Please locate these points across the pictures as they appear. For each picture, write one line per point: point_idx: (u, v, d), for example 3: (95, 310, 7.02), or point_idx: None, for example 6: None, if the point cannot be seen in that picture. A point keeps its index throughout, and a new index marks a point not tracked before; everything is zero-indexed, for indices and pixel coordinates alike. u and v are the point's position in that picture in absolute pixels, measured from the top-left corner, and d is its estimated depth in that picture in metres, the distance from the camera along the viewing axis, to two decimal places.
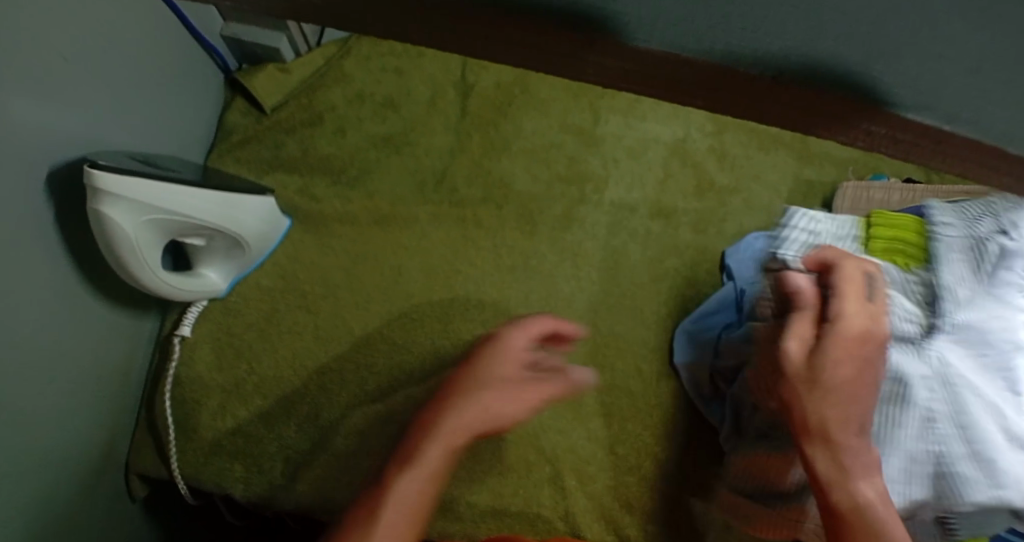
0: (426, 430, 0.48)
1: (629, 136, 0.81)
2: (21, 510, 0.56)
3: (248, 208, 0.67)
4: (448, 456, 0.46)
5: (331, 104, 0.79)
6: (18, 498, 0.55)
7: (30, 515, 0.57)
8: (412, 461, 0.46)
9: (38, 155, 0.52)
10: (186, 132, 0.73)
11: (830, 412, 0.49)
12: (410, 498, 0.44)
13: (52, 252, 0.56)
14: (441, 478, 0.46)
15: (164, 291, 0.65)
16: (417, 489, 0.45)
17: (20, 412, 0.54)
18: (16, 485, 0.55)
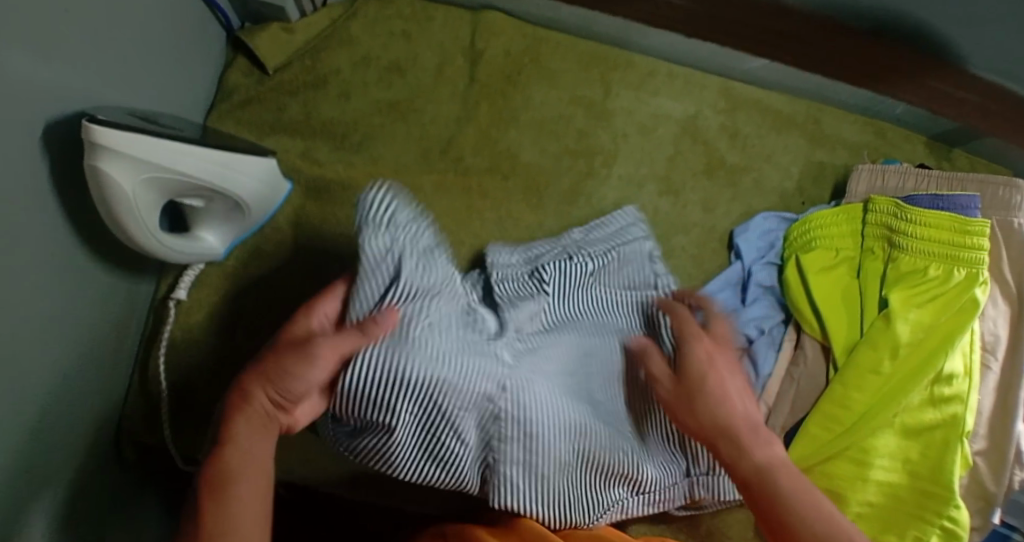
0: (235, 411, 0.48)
1: (639, 111, 0.79)
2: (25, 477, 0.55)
3: (248, 169, 0.65)
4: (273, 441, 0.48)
5: (335, 67, 0.76)
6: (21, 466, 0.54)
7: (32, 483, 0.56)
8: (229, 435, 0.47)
9: (37, 114, 0.50)
10: (185, 91, 0.70)
11: (723, 409, 0.54)
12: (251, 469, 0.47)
13: (52, 214, 0.54)
14: (269, 467, 0.48)
15: (161, 253, 0.63)
16: (252, 466, 0.47)
17: (22, 381, 0.53)
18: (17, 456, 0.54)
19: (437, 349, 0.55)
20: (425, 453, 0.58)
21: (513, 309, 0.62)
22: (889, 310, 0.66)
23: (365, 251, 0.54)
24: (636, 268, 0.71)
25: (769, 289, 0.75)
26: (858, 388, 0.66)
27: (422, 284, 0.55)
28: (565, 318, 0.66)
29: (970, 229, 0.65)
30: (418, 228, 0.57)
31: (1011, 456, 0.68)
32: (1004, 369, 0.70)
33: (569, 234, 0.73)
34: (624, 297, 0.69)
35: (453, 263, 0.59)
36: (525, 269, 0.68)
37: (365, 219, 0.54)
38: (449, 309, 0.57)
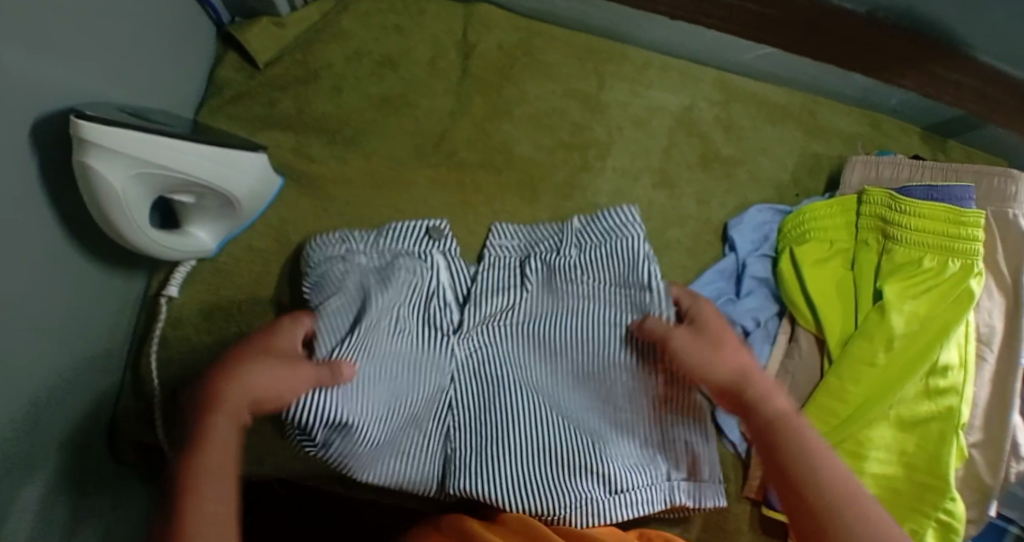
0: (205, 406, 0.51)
1: (634, 104, 0.79)
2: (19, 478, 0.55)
3: (238, 165, 0.64)
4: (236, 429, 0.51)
5: (327, 61, 0.76)
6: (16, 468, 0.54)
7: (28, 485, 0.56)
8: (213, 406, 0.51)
9: (24, 113, 0.50)
10: (176, 87, 0.70)
11: (746, 364, 0.59)
12: (226, 433, 0.50)
13: (42, 213, 0.54)
14: (235, 444, 0.50)
15: (151, 250, 0.62)
16: (227, 424, 0.50)
17: (16, 382, 0.53)
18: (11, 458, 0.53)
19: (379, 350, 0.63)
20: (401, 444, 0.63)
21: (478, 301, 0.67)
22: (884, 302, 0.66)
23: (323, 271, 0.66)
24: (631, 262, 0.66)
25: (762, 280, 0.74)
26: (854, 380, 0.66)
27: (382, 294, 0.64)
28: (535, 314, 0.66)
29: (965, 220, 0.65)
30: (380, 246, 0.68)
31: (1007, 448, 0.68)
32: (1000, 361, 0.70)
33: (567, 225, 0.70)
34: (613, 293, 0.66)
35: (413, 268, 0.67)
36: (515, 260, 0.69)
37: (311, 267, 0.66)
38: (404, 308, 0.65)
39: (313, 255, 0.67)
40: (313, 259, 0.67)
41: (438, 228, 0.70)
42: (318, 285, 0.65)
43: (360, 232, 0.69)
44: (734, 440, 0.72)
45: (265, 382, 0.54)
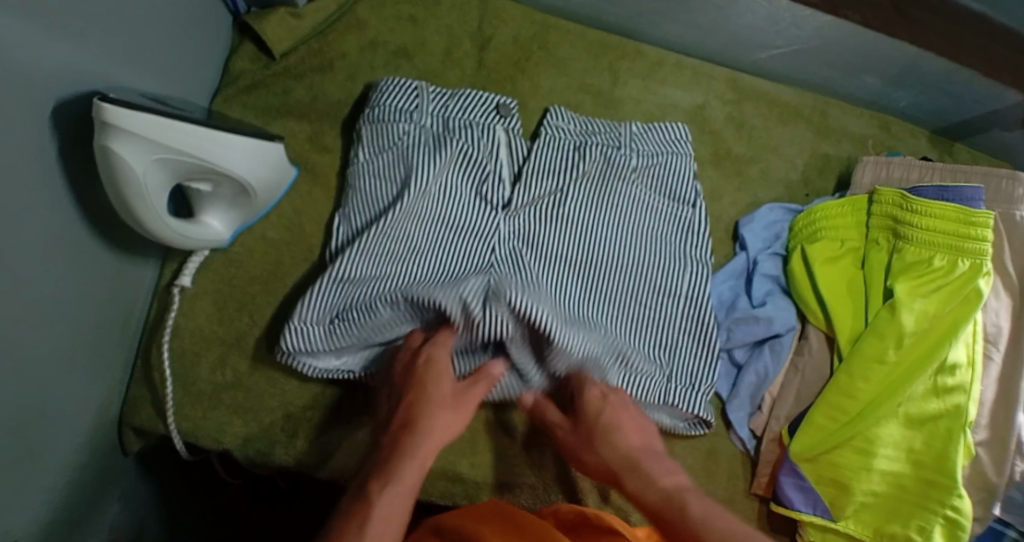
0: (378, 469, 0.49)
1: (647, 100, 0.79)
2: (29, 462, 0.54)
3: (257, 155, 0.64)
4: (422, 475, 0.50)
5: (343, 51, 0.76)
6: (25, 451, 0.54)
7: (37, 469, 0.56)
8: (390, 478, 0.48)
9: (42, 92, 0.49)
10: (191, 74, 0.69)
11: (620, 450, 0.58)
12: (393, 508, 0.46)
13: (58, 195, 0.54)
14: (415, 492, 0.48)
15: (168, 238, 0.62)
16: (397, 500, 0.47)
17: (26, 364, 0.53)
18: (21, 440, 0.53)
19: (427, 180, 0.67)
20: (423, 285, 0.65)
21: (531, 180, 0.70)
22: (895, 300, 0.66)
23: (386, 131, 0.69)
24: (677, 178, 0.74)
25: (775, 279, 0.74)
26: (864, 377, 0.66)
27: (434, 151, 0.69)
28: (589, 204, 0.70)
29: (974, 221, 0.66)
30: (442, 113, 0.72)
31: (1012, 446, 0.69)
32: (1005, 360, 0.71)
33: (626, 126, 0.75)
34: (661, 204, 0.72)
35: (475, 139, 0.71)
36: (572, 143, 0.72)
37: (379, 110, 0.70)
38: (455, 169, 0.69)
39: (383, 99, 0.70)
40: (380, 99, 0.70)
41: (507, 104, 0.74)
42: (372, 139, 0.69)
43: (432, 86, 0.73)
44: (744, 436, 0.71)
45: (442, 431, 0.54)
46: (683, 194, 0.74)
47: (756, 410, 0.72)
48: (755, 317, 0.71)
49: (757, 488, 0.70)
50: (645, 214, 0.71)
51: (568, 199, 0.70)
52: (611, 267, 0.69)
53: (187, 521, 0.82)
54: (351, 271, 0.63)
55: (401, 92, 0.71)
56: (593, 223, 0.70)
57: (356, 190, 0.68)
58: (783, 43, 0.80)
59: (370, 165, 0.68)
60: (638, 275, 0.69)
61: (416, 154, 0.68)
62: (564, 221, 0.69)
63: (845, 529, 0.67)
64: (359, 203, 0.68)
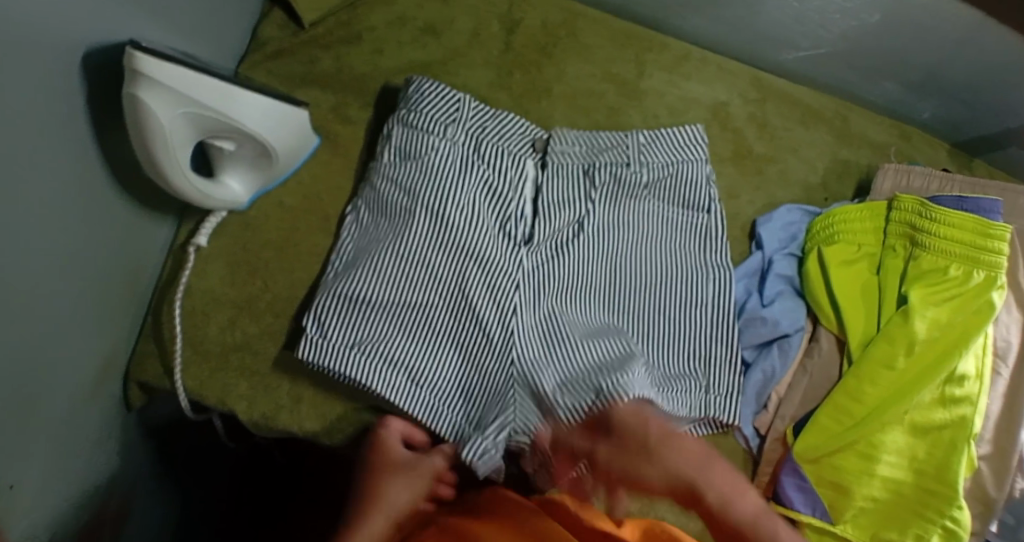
0: None
1: (671, 94, 0.79)
2: (40, 406, 0.55)
3: (278, 117, 0.64)
4: None
5: (371, 23, 0.76)
6: (37, 395, 0.54)
7: (47, 414, 0.56)
8: None
9: (78, 37, 0.50)
10: (219, 34, 0.69)
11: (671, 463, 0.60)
12: None
13: (86, 142, 0.54)
14: None
15: (187, 195, 0.62)
16: None
17: (43, 306, 0.53)
18: (34, 384, 0.53)
19: (442, 208, 0.66)
20: (439, 321, 0.64)
21: (548, 214, 0.69)
22: (909, 306, 0.66)
23: (416, 138, 0.67)
24: (692, 187, 0.71)
25: (787, 280, 0.74)
26: (871, 382, 0.66)
27: (446, 168, 0.67)
28: (605, 232, 0.69)
29: (992, 233, 0.66)
30: (478, 132, 0.69)
31: (1013, 462, 0.69)
32: (1012, 375, 0.71)
33: (634, 136, 0.71)
34: (674, 216, 0.70)
35: (499, 167, 0.69)
36: (582, 166, 0.70)
37: (414, 113, 0.68)
38: (479, 201, 0.68)
39: (419, 102, 0.68)
40: (417, 103, 0.68)
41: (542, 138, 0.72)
42: (401, 140, 0.67)
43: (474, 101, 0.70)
44: (748, 434, 0.72)
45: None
46: (696, 202, 0.71)
47: (762, 409, 0.72)
48: (762, 318, 0.71)
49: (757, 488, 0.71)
50: (660, 232, 0.70)
51: (582, 230, 0.69)
52: (626, 295, 0.68)
53: (184, 485, 0.82)
54: (362, 299, 0.63)
55: (439, 99, 0.68)
56: (608, 247, 0.69)
57: (371, 192, 0.67)
58: (810, 45, 0.79)
59: (393, 169, 0.67)
60: (651, 299, 0.68)
61: (433, 176, 0.67)
62: (579, 251, 0.68)
63: (843, 533, 0.67)
64: (375, 202, 0.67)
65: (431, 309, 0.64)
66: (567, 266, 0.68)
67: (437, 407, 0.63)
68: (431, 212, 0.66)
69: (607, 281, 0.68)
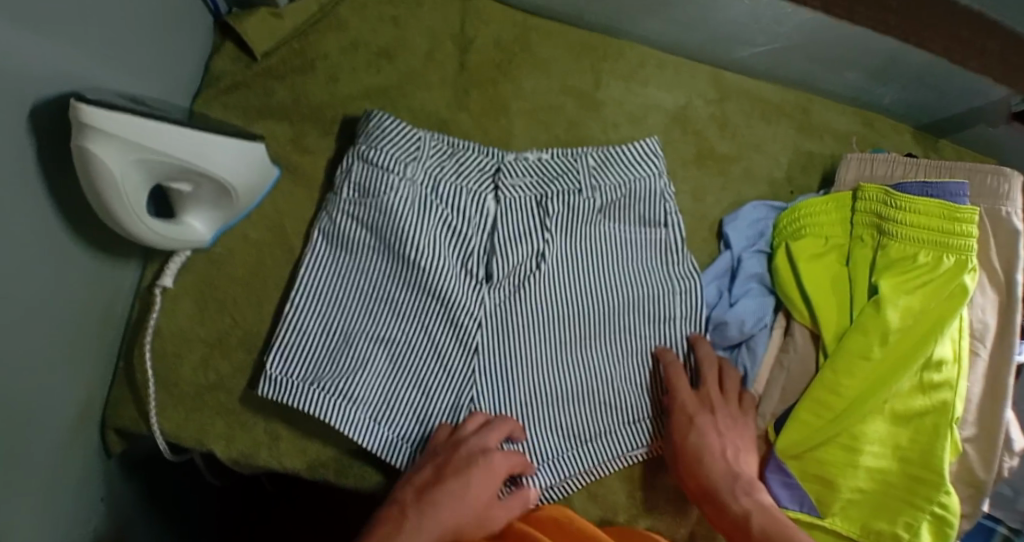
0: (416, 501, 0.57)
1: (630, 101, 0.79)
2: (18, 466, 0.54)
3: (234, 153, 0.63)
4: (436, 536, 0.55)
5: (323, 51, 0.75)
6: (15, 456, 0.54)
7: (27, 474, 0.56)
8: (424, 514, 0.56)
9: (23, 95, 0.49)
10: (171, 74, 0.69)
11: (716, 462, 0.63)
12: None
13: (41, 198, 0.54)
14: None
15: (148, 239, 0.62)
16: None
17: (15, 369, 0.53)
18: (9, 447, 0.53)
19: (402, 252, 0.66)
20: (404, 365, 0.66)
21: (507, 249, 0.68)
22: (880, 296, 0.66)
23: (377, 177, 0.66)
24: (649, 204, 0.70)
25: (759, 277, 0.74)
26: (849, 374, 0.66)
27: (404, 210, 0.66)
28: (568, 265, 0.69)
29: (959, 217, 0.65)
30: (437, 171, 0.68)
31: (999, 443, 0.69)
32: (992, 355, 0.70)
33: (585, 159, 0.70)
34: (633, 235, 0.70)
35: (459, 205, 0.69)
36: (535, 198, 0.69)
37: (373, 150, 0.66)
38: (439, 240, 0.68)
39: (378, 139, 0.66)
40: (376, 140, 0.66)
41: (503, 168, 0.70)
42: (360, 179, 0.66)
43: (433, 136, 0.69)
44: None
45: (476, 488, 0.59)
46: (656, 218, 0.71)
47: None
48: (734, 318, 0.71)
49: None
50: (621, 254, 0.70)
51: (541, 262, 0.68)
52: (585, 326, 0.69)
53: (172, 526, 0.81)
54: (324, 347, 0.65)
55: (399, 135, 0.67)
56: (571, 277, 0.69)
57: (328, 228, 0.66)
58: (766, 41, 0.79)
59: (353, 210, 0.66)
60: (608, 325, 0.69)
61: (391, 220, 0.66)
62: (539, 284, 0.68)
63: (832, 527, 0.67)
64: (335, 240, 0.66)
65: (396, 351, 0.66)
66: (528, 302, 0.68)
67: (396, 444, 0.65)
68: (390, 257, 0.67)
69: (569, 316, 0.69)
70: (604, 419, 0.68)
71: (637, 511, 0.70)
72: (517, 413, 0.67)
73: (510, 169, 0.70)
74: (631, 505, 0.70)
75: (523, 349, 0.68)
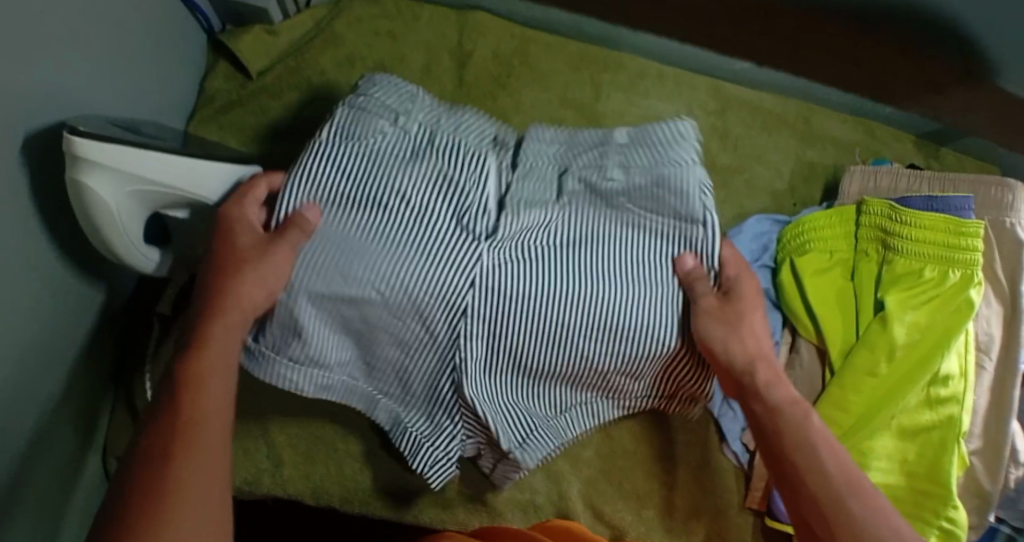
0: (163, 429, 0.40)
1: (630, 113, 0.78)
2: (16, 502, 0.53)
3: (233, 183, 0.62)
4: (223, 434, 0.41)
5: (320, 67, 0.74)
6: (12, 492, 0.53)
7: (26, 509, 0.55)
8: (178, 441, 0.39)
9: (15, 128, 0.48)
10: (165, 96, 0.68)
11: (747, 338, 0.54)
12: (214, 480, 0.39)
13: (35, 230, 0.53)
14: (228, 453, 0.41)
15: (147, 269, 0.61)
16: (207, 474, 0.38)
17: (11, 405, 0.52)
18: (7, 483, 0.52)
19: (386, 207, 0.57)
20: (388, 335, 0.59)
21: (516, 210, 0.59)
22: (886, 313, 0.66)
23: (366, 123, 0.58)
24: (682, 194, 0.58)
25: (764, 292, 0.73)
26: (855, 390, 0.65)
27: (392, 165, 0.58)
28: (575, 232, 0.59)
29: (965, 231, 0.65)
30: (433, 128, 0.61)
31: (1005, 454, 0.68)
32: (997, 367, 0.70)
33: (613, 137, 0.61)
34: (660, 226, 0.59)
35: (457, 161, 0.59)
36: (556, 166, 0.62)
37: (369, 99, 0.59)
38: (427, 197, 0.58)
39: (373, 90, 0.60)
40: (370, 90, 0.60)
41: (504, 140, 0.64)
42: (345, 124, 0.58)
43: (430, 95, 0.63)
44: (737, 451, 0.71)
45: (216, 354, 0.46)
46: (692, 207, 0.58)
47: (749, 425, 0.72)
48: None
49: (751, 503, 0.71)
50: (648, 238, 0.59)
51: (545, 234, 0.59)
52: (600, 299, 0.58)
53: None
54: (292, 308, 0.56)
55: (397, 91, 0.61)
56: (579, 243, 0.58)
57: (297, 188, 0.55)
58: None
59: (331, 154, 0.56)
60: (619, 296, 0.58)
61: (378, 171, 0.57)
62: (541, 252, 0.59)
63: None
64: (304, 183, 0.56)
65: (378, 317, 0.58)
66: (531, 268, 0.58)
67: (374, 406, 0.63)
68: (374, 208, 0.57)
69: (576, 281, 0.59)
70: (590, 397, 0.64)
71: (645, 531, 0.70)
72: (506, 393, 0.62)
73: (538, 139, 0.63)
74: (637, 524, 0.70)
75: (521, 323, 0.58)
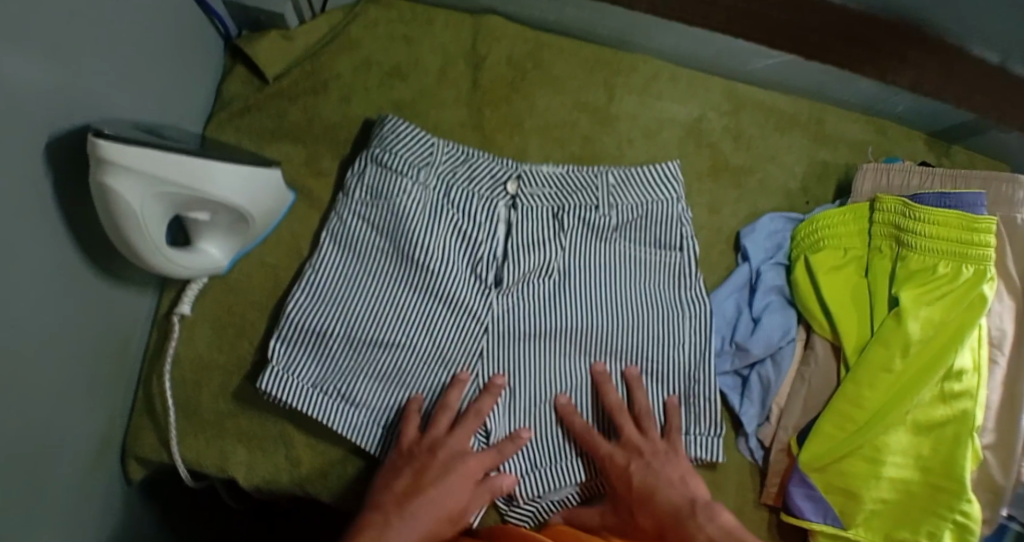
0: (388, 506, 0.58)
1: (644, 115, 0.79)
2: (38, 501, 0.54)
3: (250, 181, 0.63)
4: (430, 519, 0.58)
5: (335, 71, 0.75)
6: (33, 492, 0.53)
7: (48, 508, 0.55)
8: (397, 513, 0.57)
9: (38, 130, 0.49)
10: (184, 101, 0.69)
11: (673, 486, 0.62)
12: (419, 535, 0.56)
13: (58, 232, 0.53)
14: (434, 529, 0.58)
15: (167, 270, 0.61)
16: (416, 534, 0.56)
17: (32, 403, 0.52)
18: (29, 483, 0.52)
19: (412, 255, 0.67)
20: (410, 371, 0.66)
21: (519, 255, 0.68)
22: (901, 308, 0.66)
23: (389, 179, 0.67)
24: (665, 226, 0.70)
25: (778, 290, 0.74)
26: (871, 387, 0.66)
27: (417, 216, 0.67)
28: (575, 272, 0.69)
29: (978, 226, 0.65)
30: (448, 177, 0.68)
31: (1019, 447, 0.69)
32: (1010, 362, 0.70)
33: (604, 176, 0.69)
34: (646, 256, 0.69)
35: (470, 211, 0.68)
36: (551, 208, 0.69)
37: (387, 153, 0.67)
38: (448, 244, 0.68)
39: (390, 141, 0.67)
40: (388, 143, 0.67)
41: (516, 177, 0.70)
42: (372, 180, 0.67)
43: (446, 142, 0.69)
44: (752, 446, 0.72)
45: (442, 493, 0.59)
46: (669, 238, 0.70)
47: (764, 421, 0.72)
48: (756, 337, 0.71)
49: (767, 498, 0.71)
50: (638, 276, 0.69)
51: (542, 272, 0.68)
52: (595, 332, 0.68)
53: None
54: (330, 345, 0.64)
55: (412, 140, 0.68)
56: (574, 282, 0.68)
57: (337, 228, 0.67)
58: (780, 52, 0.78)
59: (361, 209, 0.67)
60: (610, 327, 0.68)
61: (405, 224, 0.67)
62: (543, 290, 0.68)
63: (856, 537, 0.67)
64: (347, 235, 0.67)
65: (404, 356, 0.66)
66: (536, 304, 0.68)
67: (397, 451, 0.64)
68: (400, 257, 0.67)
69: (574, 314, 0.68)
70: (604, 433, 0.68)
71: None
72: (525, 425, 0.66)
73: (527, 182, 0.69)
74: None
75: (530, 354, 0.67)
